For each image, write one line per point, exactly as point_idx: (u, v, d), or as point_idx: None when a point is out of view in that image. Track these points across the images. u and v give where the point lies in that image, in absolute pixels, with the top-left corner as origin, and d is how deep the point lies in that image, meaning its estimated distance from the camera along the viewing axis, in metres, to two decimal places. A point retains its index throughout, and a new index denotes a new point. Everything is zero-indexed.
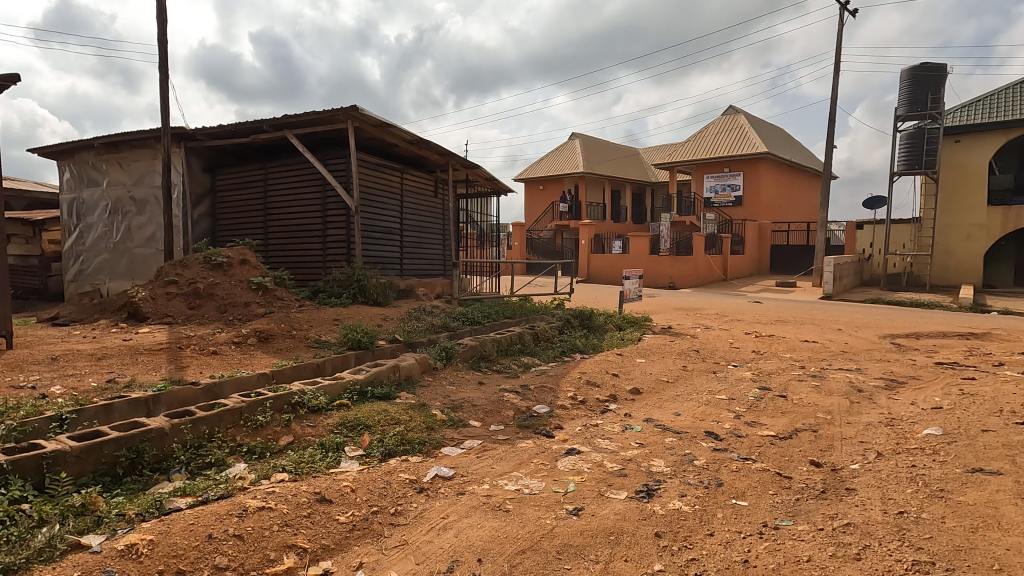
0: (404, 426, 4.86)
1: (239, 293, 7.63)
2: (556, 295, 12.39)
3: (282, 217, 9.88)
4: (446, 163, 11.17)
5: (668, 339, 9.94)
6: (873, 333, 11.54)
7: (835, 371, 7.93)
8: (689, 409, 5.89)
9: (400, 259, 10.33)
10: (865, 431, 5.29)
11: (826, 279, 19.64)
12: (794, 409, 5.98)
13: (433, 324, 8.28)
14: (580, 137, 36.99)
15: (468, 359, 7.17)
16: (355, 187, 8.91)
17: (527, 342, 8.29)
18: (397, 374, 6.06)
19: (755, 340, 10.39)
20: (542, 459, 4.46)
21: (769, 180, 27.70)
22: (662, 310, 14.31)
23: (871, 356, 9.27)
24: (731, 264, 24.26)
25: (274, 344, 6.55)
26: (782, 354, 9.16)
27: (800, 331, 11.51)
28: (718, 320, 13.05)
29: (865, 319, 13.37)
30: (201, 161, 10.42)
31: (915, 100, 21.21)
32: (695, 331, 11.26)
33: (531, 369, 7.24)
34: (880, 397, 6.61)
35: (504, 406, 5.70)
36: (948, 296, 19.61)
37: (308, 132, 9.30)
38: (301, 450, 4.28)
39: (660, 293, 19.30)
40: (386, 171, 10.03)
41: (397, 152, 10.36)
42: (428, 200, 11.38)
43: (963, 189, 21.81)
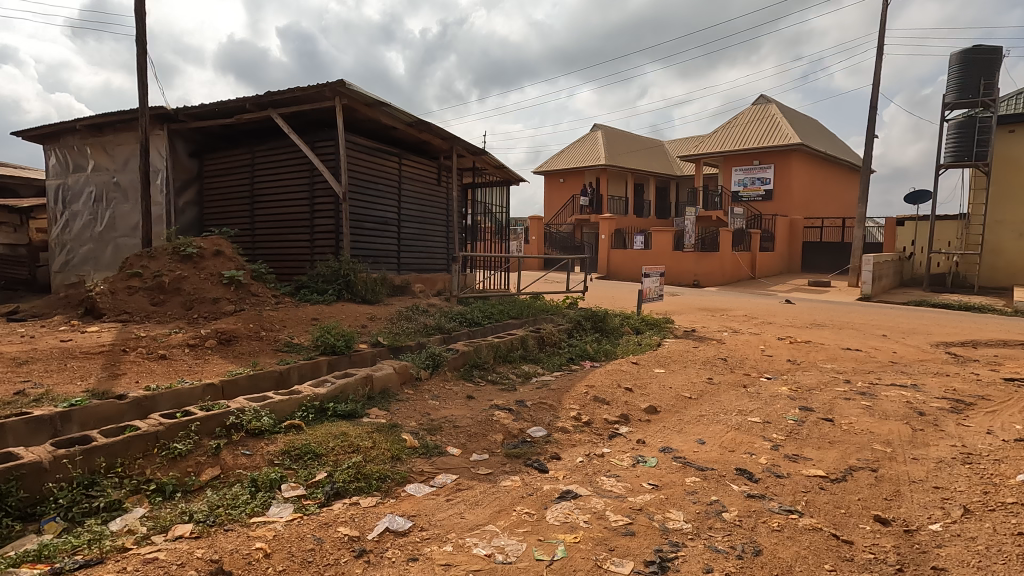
0: (363, 456, 3.97)
1: (207, 288, 6.84)
2: (569, 294, 11.39)
3: (268, 204, 9.08)
4: (450, 148, 10.29)
5: (692, 344, 8.92)
6: (924, 341, 10.34)
7: (887, 388, 6.85)
8: (714, 436, 4.91)
9: (397, 252, 9.45)
10: (938, 473, 4.25)
11: (865, 279, 18.24)
12: (845, 438, 4.94)
13: (426, 326, 7.39)
14: (603, 128, 35.74)
15: (460, 367, 6.27)
16: (344, 173, 8.06)
17: (531, 349, 7.36)
18: (369, 386, 5.17)
19: (789, 347, 9.30)
20: (528, 506, 3.52)
21: (803, 172, 26.17)
22: (685, 310, 13.25)
23: (926, 369, 8.13)
24: (759, 261, 22.94)
25: (236, 347, 5.74)
26: (822, 365, 8.08)
27: (840, 337, 10.38)
28: (747, 322, 11.95)
29: (911, 324, 12.13)
30: (187, 145, 9.69)
31: (966, 85, 19.62)
32: (722, 336, 10.19)
33: (532, 380, 6.32)
34: (947, 424, 5.54)
35: (492, 429, 4.78)
36: (999, 299, 18.06)
37: (295, 112, 8.47)
38: (224, 488, 3.42)
39: (683, 292, 18.16)
40: (381, 156, 9.17)
41: (395, 135, 9.51)
42: (431, 189, 10.49)
43: (1018, 183, 20.14)
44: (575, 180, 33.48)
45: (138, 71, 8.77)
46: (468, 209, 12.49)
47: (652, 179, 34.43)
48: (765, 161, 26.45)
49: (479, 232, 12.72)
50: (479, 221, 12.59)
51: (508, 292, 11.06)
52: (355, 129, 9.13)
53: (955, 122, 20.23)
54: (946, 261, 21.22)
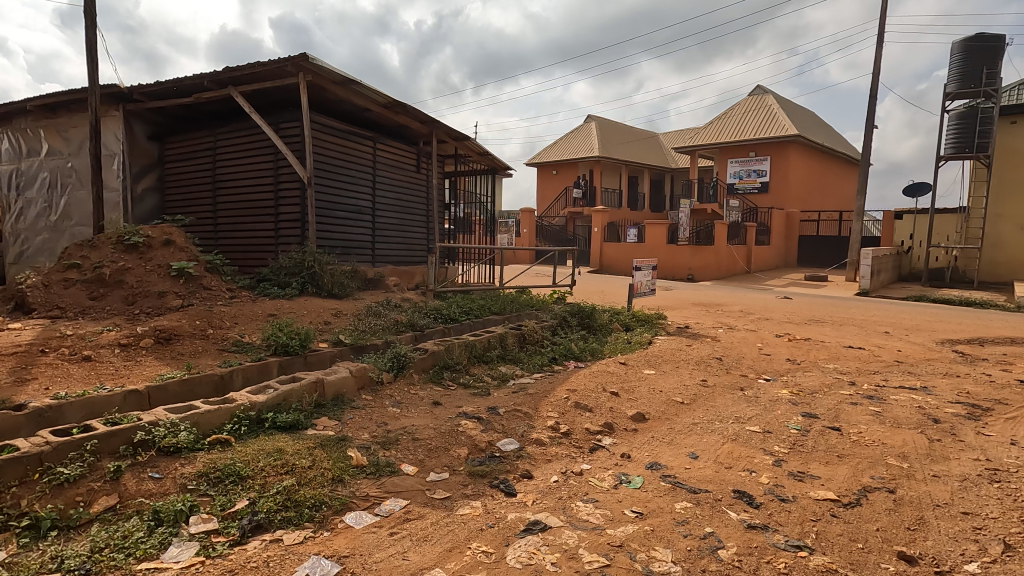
0: (297, 478, 3.37)
1: (153, 280, 6.22)
2: (556, 288, 10.79)
3: (230, 191, 8.41)
4: (430, 133, 9.67)
5: (684, 342, 8.36)
6: (928, 339, 9.83)
7: (896, 390, 6.32)
8: (709, 450, 4.35)
9: (370, 242, 8.82)
10: (965, 495, 3.71)
11: (863, 273, 17.76)
12: (855, 451, 4.39)
13: (396, 322, 6.79)
14: (597, 120, 35.08)
15: (428, 369, 5.69)
16: (309, 155, 7.43)
17: (511, 348, 6.77)
18: (320, 392, 4.57)
19: (788, 345, 8.75)
20: (486, 543, 2.93)
21: (800, 165, 25.61)
22: (678, 306, 12.70)
23: (934, 369, 7.60)
24: (755, 255, 22.43)
25: (175, 347, 5.12)
26: (824, 365, 7.54)
27: (840, 334, 9.84)
28: (743, 318, 11.40)
29: (913, 320, 11.63)
30: (146, 128, 9.02)
31: (968, 74, 19.10)
32: (717, 333, 9.64)
33: (509, 383, 5.74)
34: (966, 433, 5.00)
35: (457, 442, 4.18)
36: (1001, 294, 17.61)
37: (258, 91, 7.82)
38: (117, 523, 2.82)
39: (677, 287, 17.62)
40: (352, 139, 8.53)
41: (369, 118, 8.88)
42: (409, 176, 9.86)
43: (1019, 176, 19.70)
44: (568, 172, 32.87)
45: (87, 46, 8.09)
46: (450, 198, 11.84)
47: (647, 171, 33.83)
48: (761, 153, 25.89)
49: (462, 222, 12.05)
50: (462, 210, 11.90)
51: (492, 286, 10.45)
52: (326, 110, 8.49)
53: (957, 112, 19.72)
54: (945, 256, 20.77)
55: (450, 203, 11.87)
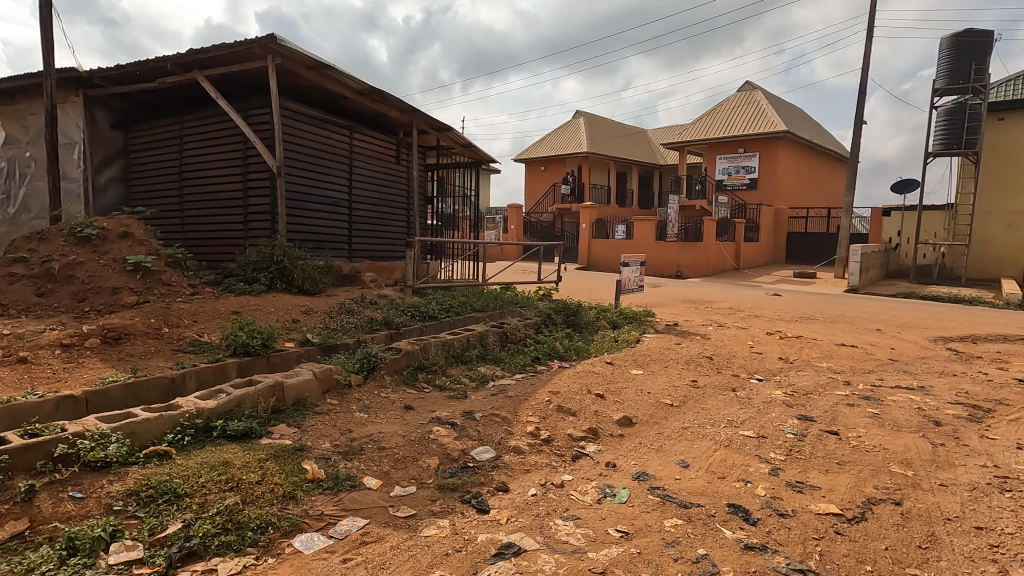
0: (242, 496, 2.99)
1: (106, 275, 5.79)
2: (541, 285, 10.44)
3: (196, 181, 7.96)
4: (410, 122, 9.28)
5: (673, 340, 8.07)
6: (921, 336, 9.63)
7: (893, 391, 6.06)
8: (700, 457, 4.04)
9: (345, 236, 8.41)
10: (977, 507, 3.42)
11: (852, 270, 17.63)
12: (855, 457, 4.10)
13: (371, 320, 6.41)
14: (585, 115, 34.77)
15: (402, 370, 5.33)
16: (279, 142, 7.02)
17: (493, 348, 6.42)
18: (279, 397, 4.19)
19: (780, 343, 8.49)
20: (451, 571, 2.58)
21: (788, 161, 25.49)
22: (667, 303, 12.41)
23: (930, 368, 7.37)
24: (744, 252, 22.26)
25: (124, 348, 4.71)
26: (818, 364, 7.27)
27: (832, 332, 9.62)
28: (733, 315, 11.15)
29: (905, 317, 11.46)
30: (108, 115, 8.54)
31: (957, 70, 19.02)
32: (706, 331, 9.36)
33: (489, 385, 5.39)
34: (970, 436, 4.73)
35: (428, 451, 3.82)
36: (988, 291, 17.54)
37: (225, 76, 7.39)
38: (21, 555, 2.42)
39: (666, 283, 17.36)
40: (327, 127, 8.12)
41: (345, 105, 8.47)
42: (388, 167, 9.46)
43: (1007, 173, 19.68)
44: (556, 168, 32.54)
45: (42, 27, 7.60)
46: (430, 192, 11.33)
47: (636, 168, 33.61)
48: (750, 149, 25.74)
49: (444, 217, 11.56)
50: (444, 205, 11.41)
51: (475, 282, 10.08)
52: (298, 97, 8.08)
53: (945, 109, 19.65)
54: (933, 253, 20.71)
55: (431, 198, 11.36)
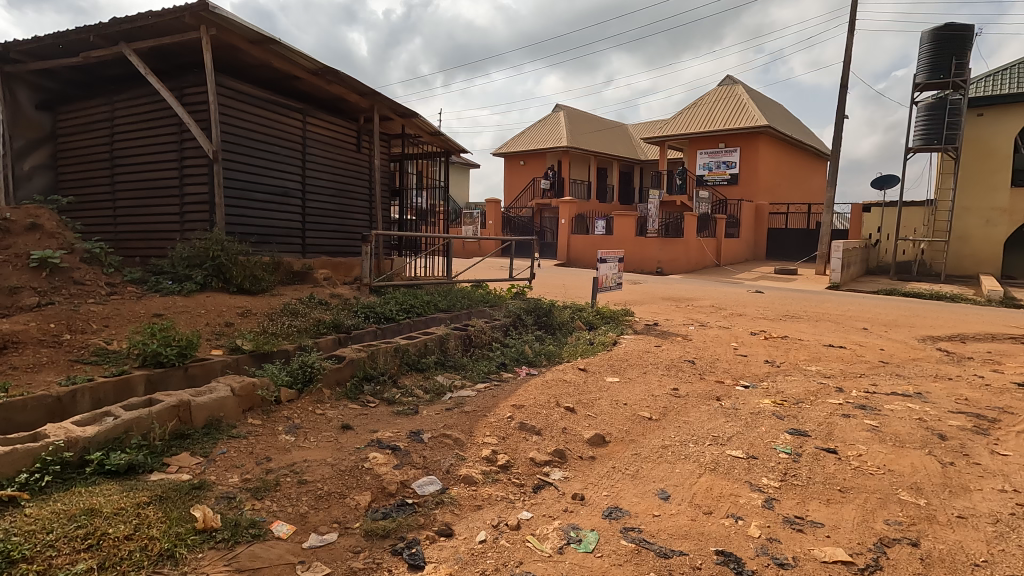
0: (100, 559, 2.31)
1: (4, 273, 5.01)
2: (514, 283, 9.82)
3: (128, 168, 7.16)
4: (371, 107, 8.58)
5: (653, 342, 7.52)
6: (908, 335, 9.25)
7: (889, 399, 5.58)
8: (682, 486, 3.46)
9: (296, 230, 7.71)
10: (1006, 548, 2.89)
11: (834, 267, 17.33)
12: (858, 483, 3.57)
13: (317, 323, 5.73)
14: (565, 109, 34.19)
15: (345, 382, 4.66)
16: (215, 124, 6.29)
17: (454, 354, 5.79)
18: (186, 418, 3.50)
19: (764, 344, 8.01)
20: None
21: (769, 156, 25.22)
22: (647, 301, 11.90)
23: (924, 371, 6.93)
24: (725, 248, 21.91)
25: (8, 360, 3.98)
26: (806, 368, 6.78)
27: (818, 331, 9.18)
28: (715, 314, 10.67)
29: (890, 315, 11.10)
30: (32, 95, 7.67)
31: (938, 65, 18.84)
32: (687, 331, 8.85)
33: (444, 397, 4.75)
34: (980, 453, 4.23)
35: (359, 484, 3.18)
36: (968, 288, 17.44)
37: (157, 51, 6.61)
38: None
39: (646, 280, 16.85)
40: (275, 110, 7.40)
41: (297, 87, 7.76)
42: (348, 155, 8.76)
43: (986, 169, 19.61)
44: (535, 163, 31.95)
45: None
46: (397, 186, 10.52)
47: (616, 163, 33.18)
48: (730, 144, 25.41)
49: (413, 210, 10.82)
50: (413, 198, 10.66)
51: (443, 280, 9.41)
52: (243, 76, 7.34)
53: (926, 104, 19.45)
54: (913, 249, 20.60)
55: (399, 192, 10.58)
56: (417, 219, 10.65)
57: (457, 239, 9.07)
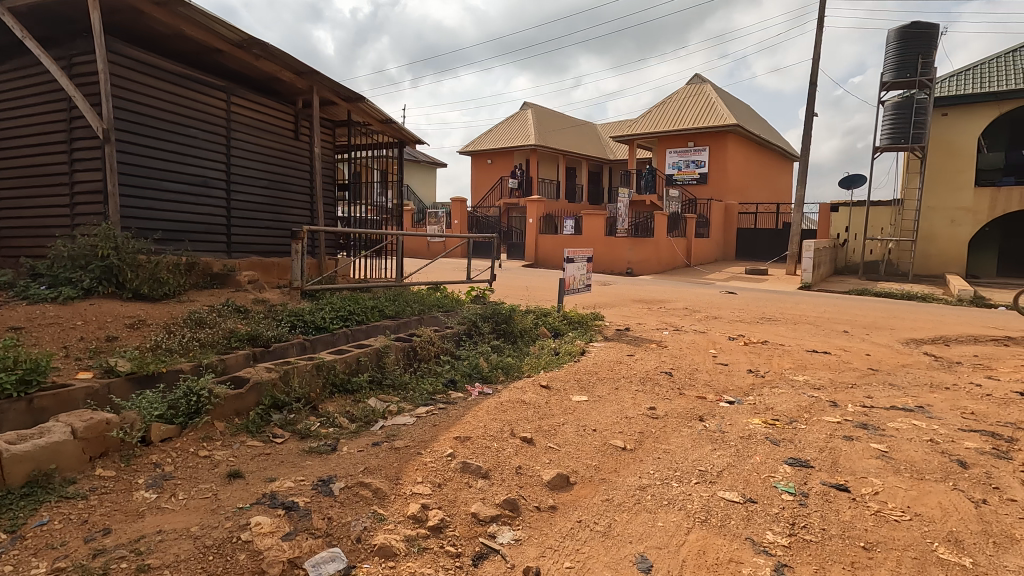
0: None
1: None
2: (474, 285, 8.96)
3: (9, 150, 6.05)
4: (308, 87, 7.61)
5: (625, 351, 6.78)
6: (891, 339, 8.75)
7: (891, 415, 4.92)
8: (669, 551, 2.67)
9: (214, 225, 6.70)
10: None
11: (805, 267, 17.00)
12: (884, 536, 2.85)
13: (229, 336, 4.79)
14: (533, 107, 33.51)
15: (247, 412, 3.73)
16: (106, 97, 5.27)
17: (395, 369, 4.91)
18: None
19: (745, 351, 7.35)
20: None
21: (738, 156, 24.98)
22: (617, 304, 11.21)
23: (917, 380, 6.35)
24: (694, 248, 21.52)
25: None
26: (794, 379, 6.11)
27: (798, 335, 8.60)
28: (689, 317, 10.03)
29: (869, 317, 10.65)
30: None
31: (904, 64, 18.77)
32: (661, 336, 8.15)
33: (374, 428, 3.86)
34: (1010, 485, 3.56)
35: (227, 569, 2.27)
36: (936, 287, 17.33)
37: (40, 12, 5.55)
38: None
39: (615, 282, 16.19)
40: (189, 86, 6.40)
41: (219, 62, 6.78)
42: (285, 143, 7.78)
43: (951, 168, 19.62)
44: (503, 162, 31.19)
45: None
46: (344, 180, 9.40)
47: (585, 162, 32.69)
48: (699, 143, 25.08)
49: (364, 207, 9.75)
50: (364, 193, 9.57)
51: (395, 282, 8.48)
52: (152, 47, 6.31)
53: (893, 103, 19.37)
54: (880, 249, 20.54)
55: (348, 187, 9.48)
56: (368, 217, 9.60)
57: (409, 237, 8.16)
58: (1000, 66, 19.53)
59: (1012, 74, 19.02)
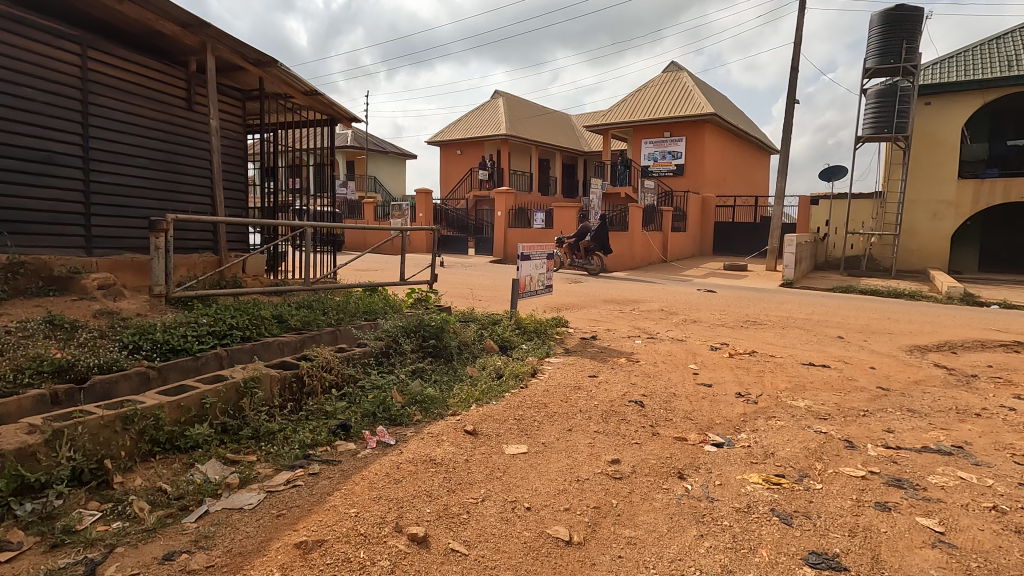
0: None
1: None
2: (415, 287, 7.61)
3: None
4: (199, 43, 6.13)
5: (588, 368, 5.53)
6: (892, 346, 7.70)
7: (928, 464, 3.73)
8: None
9: (58, 211, 5.23)
10: None
11: (787, 263, 16.05)
12: None
13: (20, 370, 3.39)
14: (505, 96, 32.13)
15: None
16: None
17: (269, 418, 3.57)
18: None
19: (731, 365, 6.18)
20: None
21: (714, 146, 24.01)
22: (587, 305, 10.03)
23: (938, 402, 5.25)
24: (671, 243, 20.48)
25: None
26: (793, 406, 4.91)
27: (789, 343, 7.48)
28: (667, 321, 8.87)
29: (863, 319, 9.63)
30: None
31: (888, 49, 17.92)
32: (632, 346, 6.93)
33: (187, 520, 2.51)
34: None
35: None
36: (921, 284, 16.53)
37: None
38: None
39: (587, 279, 15.04)
40: (18, 32, 4.89)
41: (69, 4, 5.28)
42: (172, 115, 6.34)
43: (935, 159, 18.85)
44: (473, 153, 29.84)
45: None
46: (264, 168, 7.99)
47: (559, 154, 31.48)
48: (676, 133, 24.01)
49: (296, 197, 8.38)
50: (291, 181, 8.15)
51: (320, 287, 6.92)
52: None
53: (875, 91, 18.50)
54: (862, 243, 19.67)
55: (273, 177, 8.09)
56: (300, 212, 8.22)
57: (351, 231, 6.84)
58: (985, 53, 18.82)
59: (998, 61, 18.30)
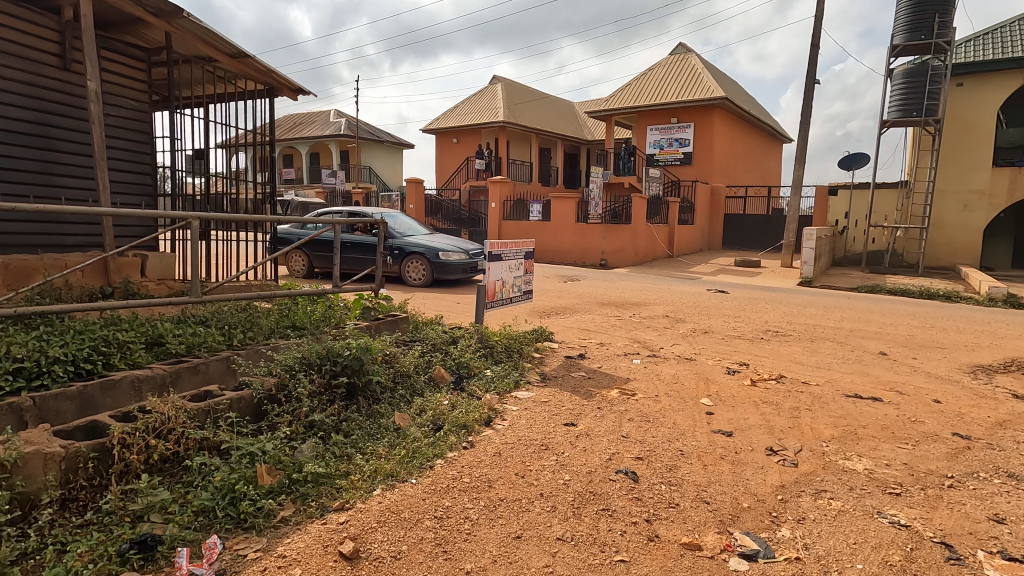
0: None
1: None
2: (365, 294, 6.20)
3: None
4: None
5: (564, 409, 4.13)
6: (950, 366, 6.26)
7: None
8: None
9: None
10: None
11: (805, 259, 14.55)
12: None
13: None
14: (503, 81, 30.50)
15: None
16: None
17: (19, 533, 2.21)
18: None
19: (755, 398, 4.77)
20: None
21: (725, 134, 22.43)
22: (581, 310, 8.62)
23: None
24: (677, 236, 19.00)
25: None
26: (848, 470, 3.51)
27: (823, 363, 6.05)
28: (672, 330, 7.47)
29: (903, 328, 8.18)
30: None
31: (918, 24, 16.29)
32: (629, 369, 5.51)
33: None
34: None
35: None
36: (954, 282, 14.97)
37: None
38: None
39: (584, 276, 13.65)
40: None
41: None
42: (40, 76, 4.96)
43: (968, 145, 17.21)
44: (469, 141, 28.34)
45: None
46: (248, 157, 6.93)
47: (560, 143, 29.93)
48: (683, 119, 22.43)
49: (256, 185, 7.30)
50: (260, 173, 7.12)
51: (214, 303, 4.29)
52: None
53: (903, 71, 16.88)
54: (885, 237, 18.02)
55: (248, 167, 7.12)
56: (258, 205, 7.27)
57: (382, 245, 5.53)
58: None
59: None
